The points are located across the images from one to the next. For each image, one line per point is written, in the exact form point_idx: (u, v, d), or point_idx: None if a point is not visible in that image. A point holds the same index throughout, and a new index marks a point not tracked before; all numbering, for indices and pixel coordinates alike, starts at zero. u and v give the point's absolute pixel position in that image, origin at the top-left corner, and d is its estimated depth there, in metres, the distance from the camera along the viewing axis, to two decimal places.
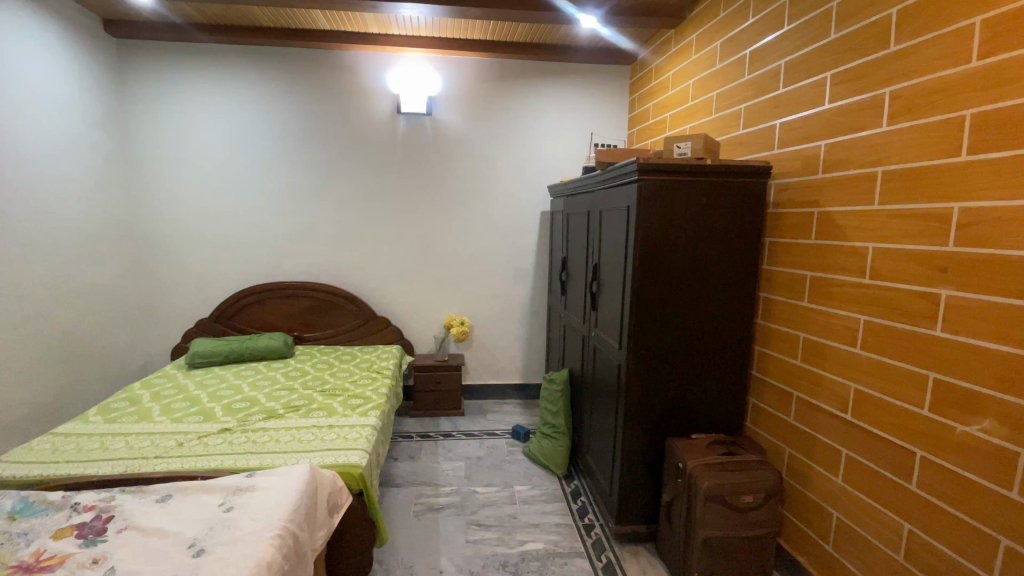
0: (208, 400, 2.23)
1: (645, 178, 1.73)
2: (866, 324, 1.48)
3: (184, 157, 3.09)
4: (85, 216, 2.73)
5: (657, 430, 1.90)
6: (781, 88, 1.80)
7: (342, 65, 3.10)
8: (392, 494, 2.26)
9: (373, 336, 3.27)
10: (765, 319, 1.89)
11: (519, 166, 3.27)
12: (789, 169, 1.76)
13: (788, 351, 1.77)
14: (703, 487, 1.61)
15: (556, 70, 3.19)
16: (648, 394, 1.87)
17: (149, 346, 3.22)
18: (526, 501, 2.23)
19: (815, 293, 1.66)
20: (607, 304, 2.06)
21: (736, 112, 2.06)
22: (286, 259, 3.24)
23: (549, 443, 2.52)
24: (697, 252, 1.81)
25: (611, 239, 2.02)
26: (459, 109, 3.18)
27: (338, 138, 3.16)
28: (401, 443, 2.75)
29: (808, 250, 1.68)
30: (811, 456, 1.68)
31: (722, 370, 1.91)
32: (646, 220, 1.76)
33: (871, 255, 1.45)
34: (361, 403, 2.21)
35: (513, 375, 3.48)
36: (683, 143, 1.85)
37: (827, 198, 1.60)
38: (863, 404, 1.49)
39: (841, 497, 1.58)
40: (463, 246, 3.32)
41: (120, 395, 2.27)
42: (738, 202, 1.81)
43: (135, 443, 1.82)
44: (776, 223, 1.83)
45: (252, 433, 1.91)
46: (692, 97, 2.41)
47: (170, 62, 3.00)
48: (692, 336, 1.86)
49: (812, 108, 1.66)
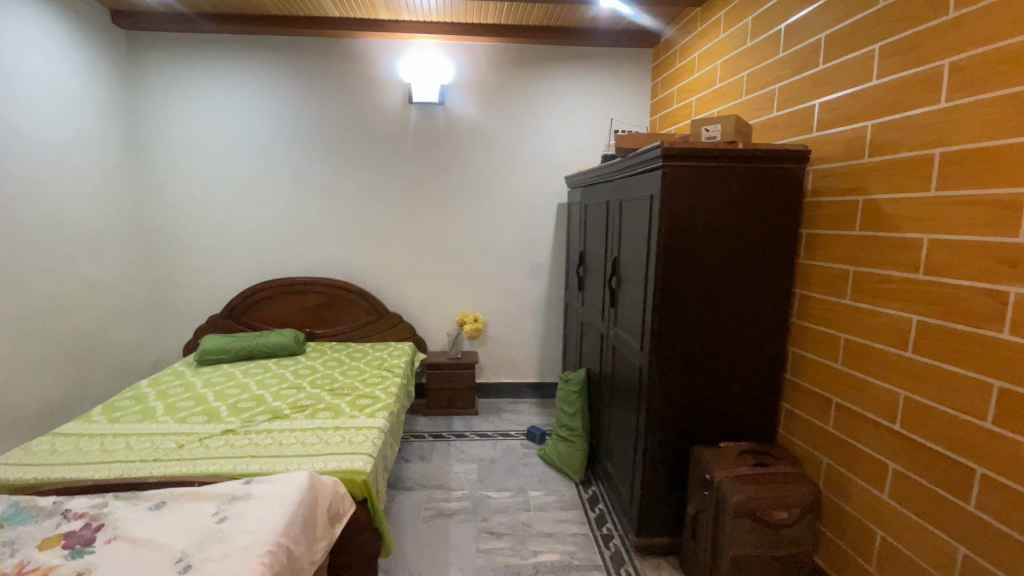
0: (214, 399, 2.17)
1: (668, 164, 1.59)
2: (919, 325, 1.32)
3: (195, 151, 3.04)
4: (93, 211, 2.69)
5: (681, 436, 1.77)
6: (821, 64, 1.64)
7: (352, 54, 3.00)
8: (402, 498, 2.17)
9: (385, 333, 3.19)
10: (801, 318, 1.74)
11: (536, 157, 3.14)
12: (829, 154, 1.61)
13: (827, 353, 1.62)
14: (732, 501, 1.48)
15: (573, 55, 3.05)
16: (671, 398, 1.74)
17: (162, 342, 3.20)
18: (541, 508, 2.12)
19: (859, 290, 1.50)
20: (627, 301, 1.93)
21: (769, 93, 1.91)
22: (297, 254, 3.17)
23: (566, 446, 2.40)
24: (726, 245, 1.67)
25: (631, 232, 1.89)
26: (472, 98, 3.07)
27: (349, 129, 3.07)
28: (412, 443, 2.67)
29: (851, 243, 1.53)
30: (853, 468, 1.53)
31: (752, 372, 1.77)
32: (670, 211, 1.62)
33: (926, 248, 1.30)
34: (370, 404, 2.12)
35: (529, 373, 3.36)
36: (712, 126, 1.69)
37: (874, 185, 1.45)
38: (915, 413, 1.33)
39: (886, 515, 1.43)
40: (477, 240, 3.21)
41: (125, 393, 2.22)
42: (772, 189, 1.66)
43: (135, 444, 1.76)
44: (813, 213, 1.67)
45: (255, 434, 1.84)
46: (720, 79, 2.26)
47: (179, 55, 2.95)
48: (720, 336, 1.72)
49: (857, 86, 1.51)
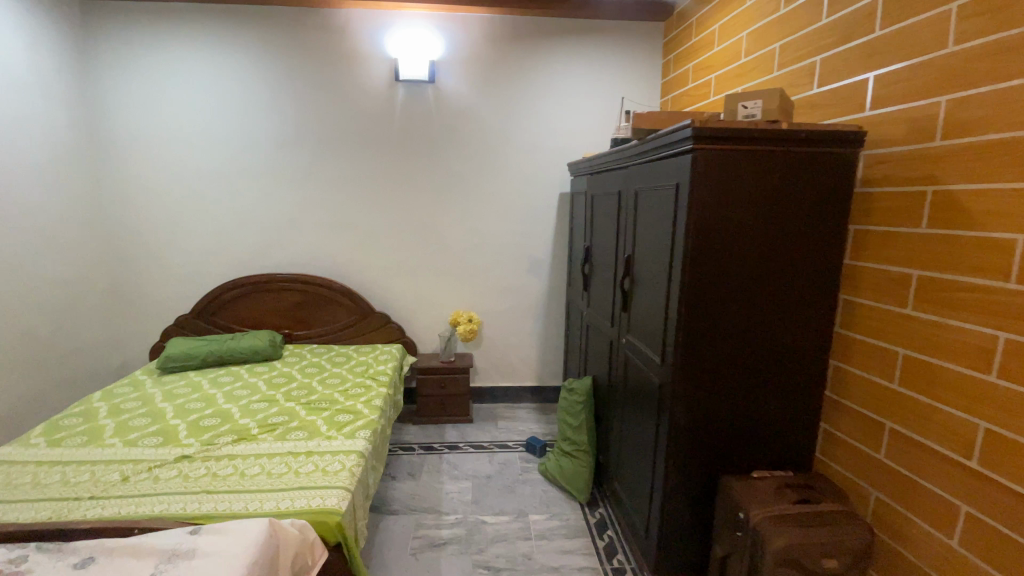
0: (174, 416, 1.91)
1: (698, 147, 1.34)
2: (1007, 344, 1.09)
3: (160, 136, 2.75)
4: (43, 201, 2.41)
5: (706, 464, 1.54)
6: (877, 30, 1.39)
7: (332, 26, 2.70)
8: (386, 525, 1.94)
9: (372, 335, 2.95)
10: (844, 328, 1.51)
11: (533, 142, 2.88)
12: (889, 136, 1.36)
13: (879, 371, 1.40)
14: (772, 548, 1.25)
15: (577, 29, 2.77)
16: (697, 421, 1.50)
17: (127, 345, 2.94)
18: (543, 536, 1.89)
19: (925, 299, 1.27)
20: (642, 306, 1.70)
21: (807, 67, 1.65)
22: (274, 249, 2.90)
23: (569, 463, 2.18)
24: (764, 243, 1.43)
25: (649, 227, 1.64)
26: (465, 75, 2.79)
27: (329, 111, 2.79)
28: (400, 456, 2.44)
29: (916, 243, 1.29)
30: (910, 506, 1.32)
31: (788, 390, 1.54)
32: (699, 205, 1.37)
33: (1021, 252, 1.06)
34: (349, 421, 1.88)
35: (527, 376, 3.13)
36: (751, 102, 1.43)
37: (949, 173, 1.21)
38: (998, 450, 1.11)
39: (955, 565, 1.21)
40: (471, 233, 2.95)
41: (72, 409, 1.96)
42: (817, 178, 1.41)
43: (73, 475, 1.50)
44: (865, 206, 1.43)
45: (215, 462, 1.59)
46: (745, 53, 2.01)
47: (141, 28, 2.65)
48: (754, 349, 1.49)
49: (925, 55, 1.26)
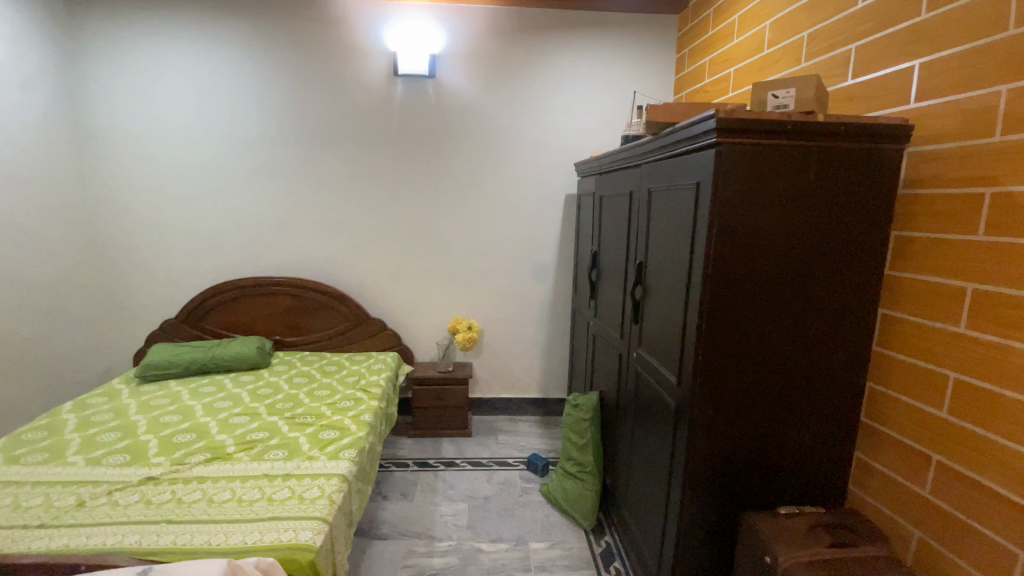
0: (146, 431, 1.78)
1: (723, 141, 1.18)
2: None
3: (147, 133, 2.63)
4: (22, 198, 2.29)
5: (728, 495, 1.38)
6: (923, 12, 1.23)
7: (327, 18, 2.58)
8: (373, 552, 1.79)
9: (367, 342, 2.81)
10: (884, 346, 1.35)
11: (539, 141, 2.73)
12: (940, 131, 1.20)
13: (924, 396, 1.24)
14: None
15: (585, 22, 2.63)
16: (716, 449, 1.35)
17: (113, 350, 2.82)
18: (544, 568, 1.73)
19: (980, 317, 1.11)
20: (655, 318, 1.54)
21: (841, 56, 1.50)
22: (266, 251, 2.77)
23: (573, 485, 2.02)
24: (796, 250, 1.27)
25: (664, 231, 1.49)
26: (467, 71, 2.65)
27: (323, 107, 2.66)
28: (393, 474, 2.29)
29: (971, 253, 1.13)
30: (958, 552, 1.16)
31: (822, 412, 1.37)
32: (723, 208, 1.22)
33: None
34: (334, 439, 1.73)
35: (530, 387, 2.98)
36: (783, 91, 1.28)
37: (1011, 171, 1.04)
38: None
39: None
40: (472, 236, 2.81)
41: (39, 421, 1.82)
42: (857, 178, 1.25)
43: (25, 500, 1.36)
44: (912, 210, 1.27)
45: (182, 485, 1.44)
46: (768, 43, 1.85)
47: (129, 21, 2.53)
48: (781, 370, 1.33)
49: (979, 39, 1.10)
